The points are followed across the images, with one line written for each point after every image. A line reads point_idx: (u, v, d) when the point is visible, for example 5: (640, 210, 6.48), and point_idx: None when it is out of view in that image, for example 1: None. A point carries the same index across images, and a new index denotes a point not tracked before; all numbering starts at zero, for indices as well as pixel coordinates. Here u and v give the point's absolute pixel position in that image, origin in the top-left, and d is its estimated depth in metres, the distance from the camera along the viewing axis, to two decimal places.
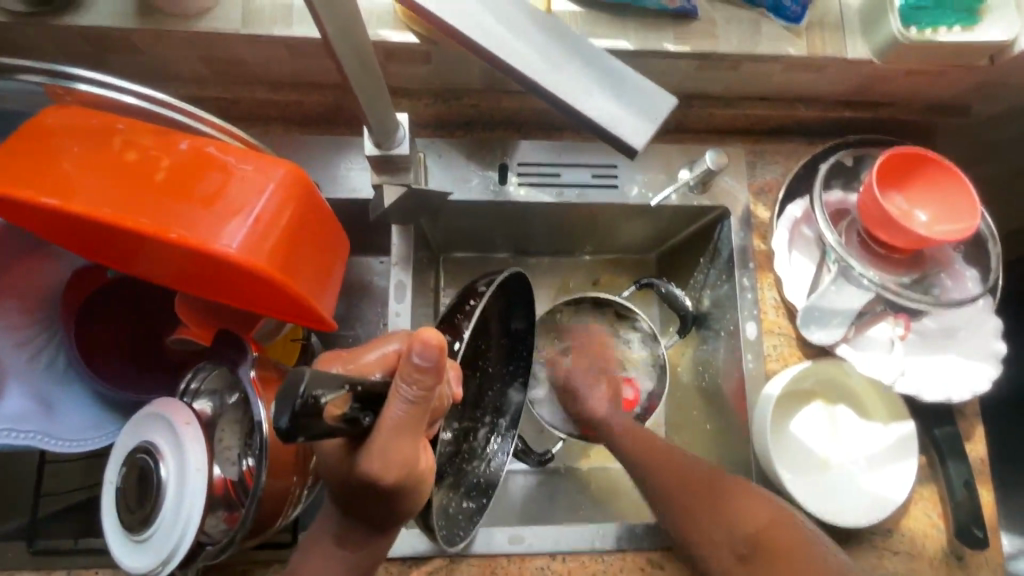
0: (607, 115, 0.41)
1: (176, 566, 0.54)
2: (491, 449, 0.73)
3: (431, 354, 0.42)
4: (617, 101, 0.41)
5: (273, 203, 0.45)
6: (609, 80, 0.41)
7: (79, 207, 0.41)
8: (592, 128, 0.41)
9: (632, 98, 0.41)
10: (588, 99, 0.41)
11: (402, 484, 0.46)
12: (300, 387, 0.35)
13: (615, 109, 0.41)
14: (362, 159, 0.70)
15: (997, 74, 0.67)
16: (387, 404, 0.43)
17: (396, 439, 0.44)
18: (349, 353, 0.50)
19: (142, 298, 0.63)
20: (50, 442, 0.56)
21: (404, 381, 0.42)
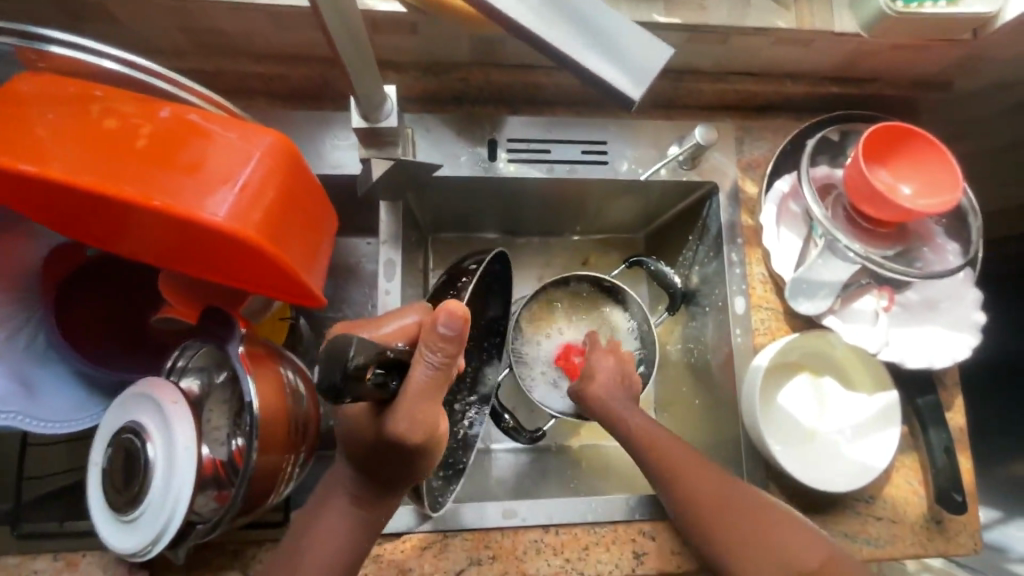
0: (605, 70, 0.37)
1: (166, 546, 0.53)
2: (467, 419, 0.75)
3: (457, 324, 0.42)
4: (614, 55, 0.37)
5: (260, 171, 0.43)
6: (598, 33, 0.37)
7: (56, 173, 0.40)
8: (591, 83, 0.37)
9: (626, 54, 0.37)
10: (584, 51, 0.37)
11: (420, 449, 0.48)
12: (347, 353, 0.36)
13: (612, 64, 0.37)
14: (349, 134, 0.69)
15: (980, 49, 0.68)
16: (412, 370, 0.43)
17: (422, 405, 0.44)
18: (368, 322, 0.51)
19: (125, 277, 0.62)
20: (32, 423, 0.54)
21: (428, 349, 0.43)
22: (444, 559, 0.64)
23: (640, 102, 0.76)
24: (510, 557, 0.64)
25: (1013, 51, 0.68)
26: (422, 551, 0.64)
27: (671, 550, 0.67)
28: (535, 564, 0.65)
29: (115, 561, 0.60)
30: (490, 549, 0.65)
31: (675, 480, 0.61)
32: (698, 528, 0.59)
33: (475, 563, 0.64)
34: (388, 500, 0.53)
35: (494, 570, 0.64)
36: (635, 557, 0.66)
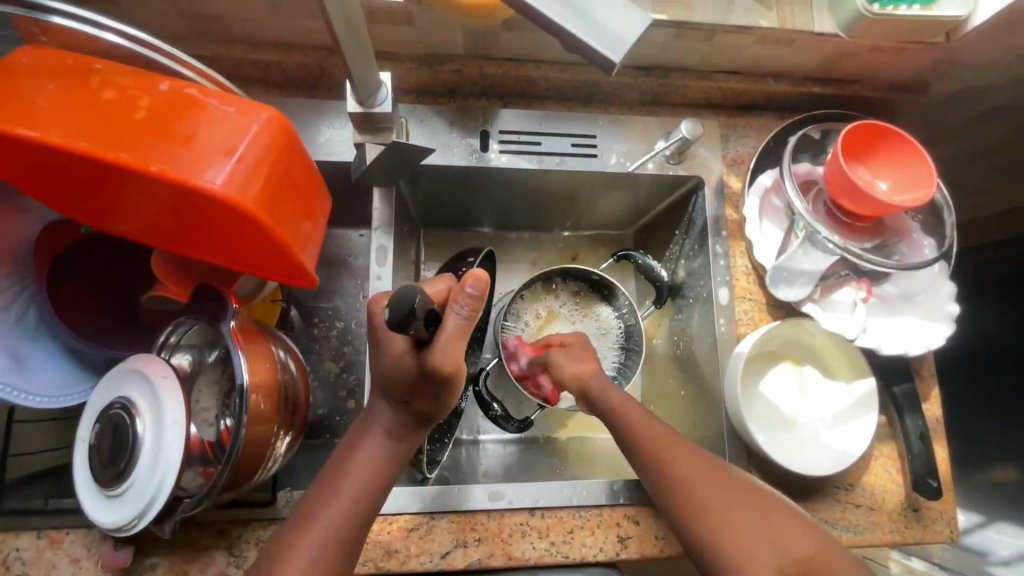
0: (579, 26, 0.32)
1: (152, 520, 0.54)
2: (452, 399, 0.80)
3: (482, 286, 0.47)
4: (590, 11, 0.33)
5: (258, 144, 0.45)
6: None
7: (56, 140, 0.41)
8: (563, 41, 0.32)
9: (600, 18, 0.32)
10: (557, 8, 0.32)
11: (447, 387, 0.53)
12: (412, 294, 0.41)
13: (587, 20, 0.33)
14: (344, 123, 0.71)
15: (953, 53, 0.71)
16: (446, 318, 0.48)
17: (453, 349, 0.49)
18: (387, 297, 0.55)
19: (118, 256, 0.62)
20: (23, 397, 0.54)
21: (457, 304, 0.48)
22: (430, 541, 0.64)
23: (629, 99, 0.78)
24: (495, 539, 0.65)
25: (984, 56, 0.71)
26: (408, 532, 0.64)
27: (655, 535, 0.67)
28: (520, 547, 0.65)
29: (99, 539, 0.60)
30: (476, 531, 0.65)
31: (669, 464, 0.58)
32: (688, 518, 0.56)
33: (461, 545, 0.65)
34: (408, 440, 0.57)
35: (480, 552, 0.65)
36: (620, 540, 0.67)
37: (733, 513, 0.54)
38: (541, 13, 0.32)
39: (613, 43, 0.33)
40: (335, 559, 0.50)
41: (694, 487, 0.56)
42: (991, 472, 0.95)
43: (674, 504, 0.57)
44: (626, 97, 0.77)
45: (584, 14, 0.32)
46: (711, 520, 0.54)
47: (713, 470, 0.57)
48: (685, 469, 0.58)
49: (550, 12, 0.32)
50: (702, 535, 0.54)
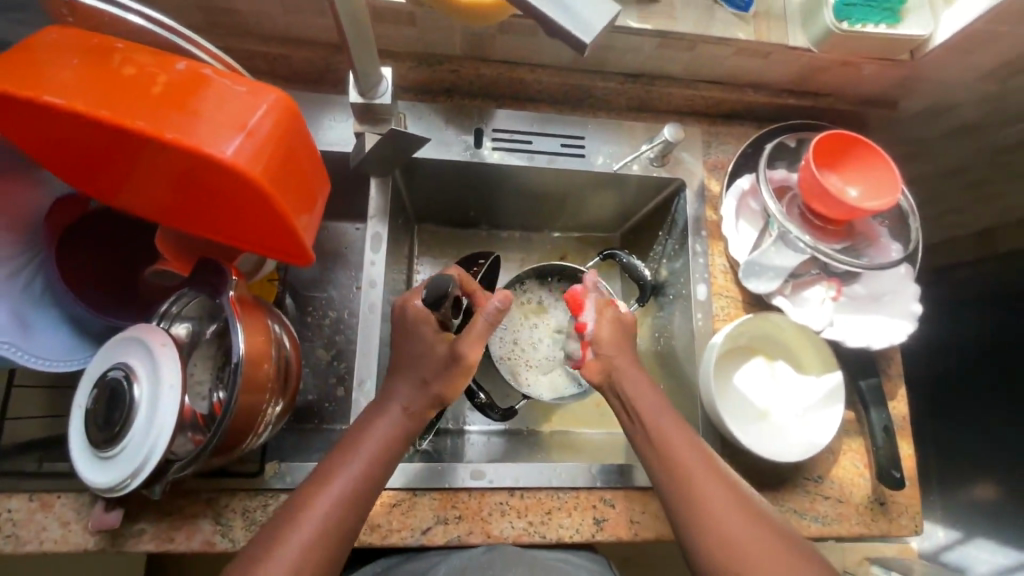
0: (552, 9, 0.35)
1: (144, 481, 0.55)
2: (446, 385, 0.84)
3: (508, 304, 0.58)
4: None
5: (265, 121, 0.48)
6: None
7: (79, 107, 0.44)
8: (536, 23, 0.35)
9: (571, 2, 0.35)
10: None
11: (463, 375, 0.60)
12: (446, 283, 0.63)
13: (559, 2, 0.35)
14: (345, 116, 0.75)
15: (917, 70, 0.76)
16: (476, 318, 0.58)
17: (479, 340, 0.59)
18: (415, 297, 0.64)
19: (123, 231, 0.65)
20: (26, 357, 0.56)
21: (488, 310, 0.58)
22: (412, 517, 0.66)
23: (617, 104, 0.82)
24: (475, 517, 0.67)
25: (946, 75, 0.76)
26: (391, 507, 0.66)
27: (630, 519, 0.70)
28: (499, 526, 0.67)
29: (89, 503, 0.61)
30: (457, 509, 0.67)
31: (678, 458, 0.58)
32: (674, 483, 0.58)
33: (442, 522, 0.67)
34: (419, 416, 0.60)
35: (460, 529, 0.67)
36: (596, 523, 0.69)
37: (722, 503, 0.55)
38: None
39: (582, 28, 0.35)
40: (342, 522, 0.52)
41: (700, 488, 0.56)
42: (970, 490, 0.99)
43: (675, 501, 0.57)
44: (614, 102, 0.82)
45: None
46: (709, 515, 0.55)
47: (713, 468, 0.58)
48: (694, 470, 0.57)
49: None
50: (694, 531, 0.55)
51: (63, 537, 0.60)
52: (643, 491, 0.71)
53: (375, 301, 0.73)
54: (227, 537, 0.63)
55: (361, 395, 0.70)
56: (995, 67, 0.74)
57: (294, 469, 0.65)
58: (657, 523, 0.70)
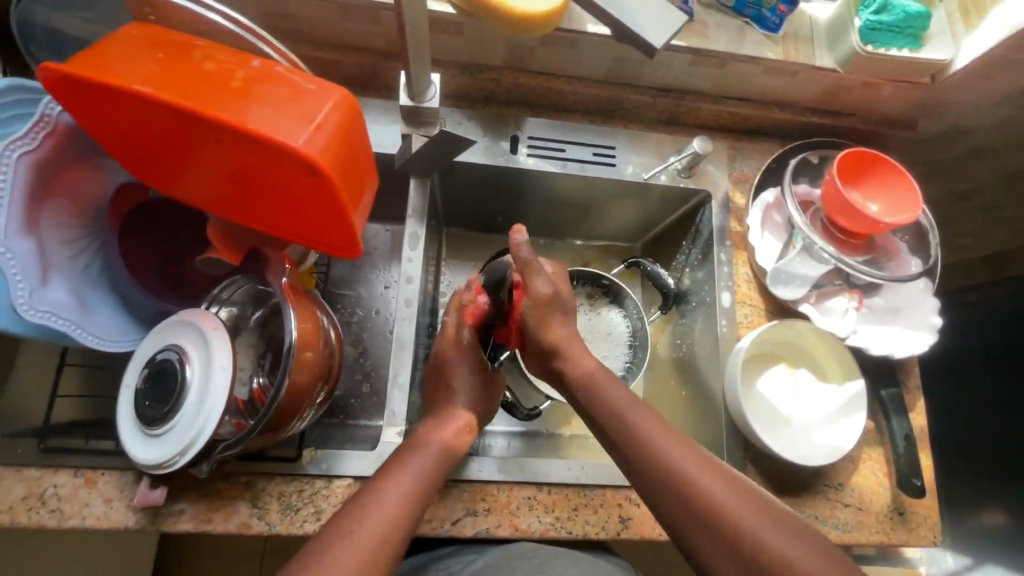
0: None
1: (193, 459, 0.57)
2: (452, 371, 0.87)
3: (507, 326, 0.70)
4: None
5: (334, 115, 0.51)
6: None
7: (166, 97, 0.48)
8: None
9: None
10: None
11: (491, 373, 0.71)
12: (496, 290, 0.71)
13: None
14: (389, 120, 0.78)
15: (938, 93, 0.79)
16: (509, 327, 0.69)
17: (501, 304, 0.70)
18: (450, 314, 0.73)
19: (177, 221, 0.68)
20: (83, 335, 0.59)
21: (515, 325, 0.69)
22: (442, 508, 0.68)
23: (647, 117, 0.86)
24: (504, 510, 0.69)
25: (966, 98, 0.80)
26: None
27: (654, 519, 0.71)
28: (527, 519, 0.69)
29: (132, 482, 0.63)
30: (486, 501, 0.69)
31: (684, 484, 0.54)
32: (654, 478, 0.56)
33: (471, 514, 0.68)
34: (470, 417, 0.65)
35: (489, 522, 0.68)
36: (621, 521, 0.70)
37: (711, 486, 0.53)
38: None
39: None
40: (407, 516, 0.54)
41: (702, 493, 0.53)
42: (979, 516, 0.99)
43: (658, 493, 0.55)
44: (644, 115, 0.85)
45: None
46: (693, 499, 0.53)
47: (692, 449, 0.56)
48: (700, 490, 0.53)
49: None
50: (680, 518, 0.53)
51: (106, 514, 0.62)
52: None
53: (411, 297, 0.75)
54: (263, 520, 0.64)
55: (396, 388, 0.72)
56: (1012, 93, 0.77)
57: (330, 456, 0.67)
58: None
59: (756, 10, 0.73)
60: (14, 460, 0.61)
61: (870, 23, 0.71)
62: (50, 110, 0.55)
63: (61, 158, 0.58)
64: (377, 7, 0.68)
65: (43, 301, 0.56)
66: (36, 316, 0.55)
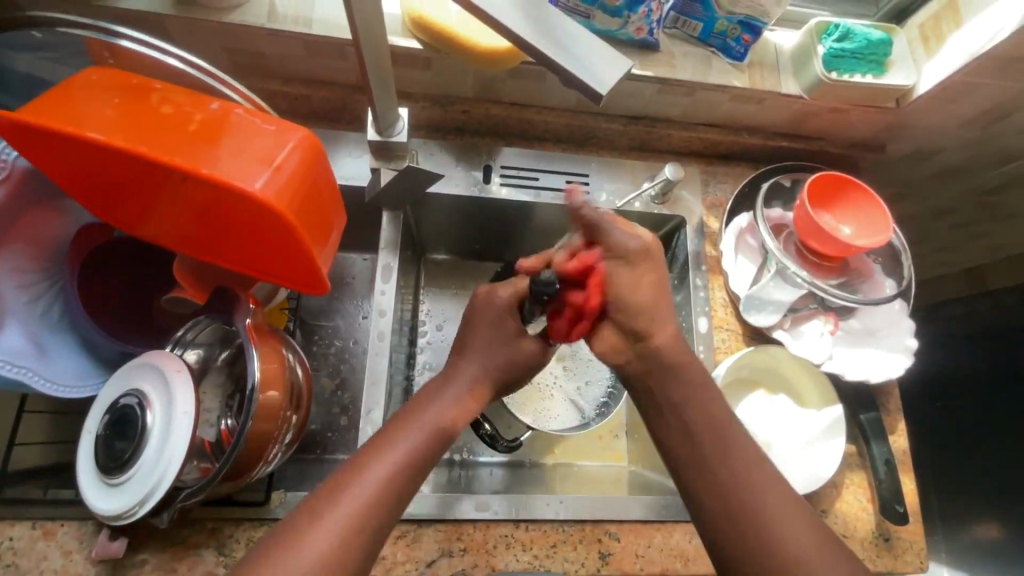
0: (572, 61, 0.38)
1: (152, 508, 0.55)
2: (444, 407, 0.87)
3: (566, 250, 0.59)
4: (580, 50, 0.38)
5: (293, 157, 0.51)
6: (562, 30, 0.38)
7: (119, 143, 0.47)
8: (556, 73, 0.38)
9: (588, 57, 0.38)
10: (553, 46, 0.38)
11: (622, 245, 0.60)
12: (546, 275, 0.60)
13: (577, 57, 0.38)
14: (360, 152, 0.78)
15: (903, 118, 0.81)
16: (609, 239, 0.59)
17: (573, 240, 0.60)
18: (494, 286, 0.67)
19: (143, 260, 0.68)
20: (39, 381, 0.57)
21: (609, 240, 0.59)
22: (417, 549, 0.66)
23: (619, 144, 0.86)
24: (480, 549, 0.67)
25: (931, 121, 0.81)
26: (396, 539, 0.66)
27: (634, 553, 0.69)
28: (504, 558, 0.67)
29: (91, 533, 0.61)
30: (461, 541, 0.67)
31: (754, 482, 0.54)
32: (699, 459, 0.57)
33: (447, 554, 0.66)
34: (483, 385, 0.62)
35: (465, 563, 0.66)
36: (601, 557, 0.69)
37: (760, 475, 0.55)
38: (536, 49, 0.37)
39: (595, 78, 0.38)
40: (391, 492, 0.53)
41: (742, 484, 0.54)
42: (972, 531, 0.99)
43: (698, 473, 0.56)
44: (616, 143, 0.86)
45: (573, 52, 0.38)
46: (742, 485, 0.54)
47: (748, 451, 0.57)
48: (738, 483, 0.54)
49: (540, 45, 0.37)
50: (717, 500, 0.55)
51: (64, 568, 0.59)
52: (649, 524, 0.71)
53: (384, 331, 0.74)
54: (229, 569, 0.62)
55: (368, 426, 0.70)
56: (976, 114, 0.78)
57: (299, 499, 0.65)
58: (662, 556, 0.69)
59: (721, 40, 0.74)
60: None
61: (833, 51, 0.72)
62: (5, 155, 0.54)
63: (17, 203, 0.57)
64: (343, 43, 0.69)
65: None
66: None
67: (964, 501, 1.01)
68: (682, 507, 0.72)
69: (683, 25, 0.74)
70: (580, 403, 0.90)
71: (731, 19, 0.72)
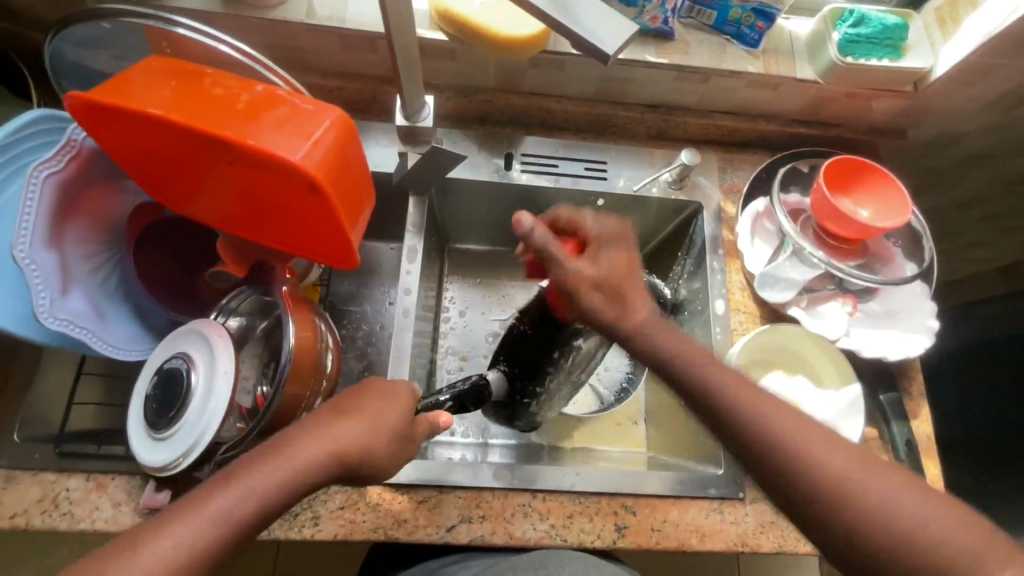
0: (577, 24, 0.41)
1: (195, 460, 0.60)
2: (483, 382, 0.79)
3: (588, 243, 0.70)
4: (587, 16, 0.42)
5: (329, 133, 0.55)
6: (584, 7, 0.42)
7: (176, 120, 0.52)
8: (560, 33, 0.41)
9: (594, 23, 0.42)
10: (561, 9, 0.41)
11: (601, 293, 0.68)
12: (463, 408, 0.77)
13: (584, 21, 0.41)
14: (388, 141, 0.83)
15: (923, 102, 0.81)
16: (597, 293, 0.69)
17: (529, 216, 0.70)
18: (366, 401, 0.56)
19: (189, 236, 0.73)
20: (99, 343, 0.63)
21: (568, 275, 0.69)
22: (438, 514, 0.69)
23: (638, 133, 0.89)
24: (498, 517, 0.69)
25: (951, 104, 0.81)
26: (418, 504, 0.69)
27: (651, 527, 0.71)
28: (522, 527, 0.69)
29: (139, 486, 0.65)
30: (480, 508, 0.69)
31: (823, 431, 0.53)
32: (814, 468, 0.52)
33: (466, 520, 0.69)
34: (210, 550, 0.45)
35: (484, 529, 0.69)
36: (617, 529, 0.70)
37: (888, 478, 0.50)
38: (546, 12, 0.41)
39: (606, 44, 0.41)
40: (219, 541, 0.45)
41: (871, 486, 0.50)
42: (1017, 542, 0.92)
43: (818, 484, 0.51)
44: (634, 131, 0.88)
45: (580, 17, 0.41)
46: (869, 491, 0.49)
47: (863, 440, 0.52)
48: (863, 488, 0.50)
49: (570, 24, 0.41)
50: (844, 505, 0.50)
51: (114, 518, 0.64)
52: (665, 499, 0.72)
53: (409, 308, 0.78)
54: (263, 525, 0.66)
55: None
56: (998, 96, 0.78)
57: None
58: (679, 532, 0.70)
59: (735, 28, 0.77)
60: (32, 464, 0.65)
61: (847, 37, 0.74)
62: (76, 136, 0.60)
63: (84, 181, 0.63)
64: (374, 37, 0.74)
65: (64, 311, 0.61)
66: (55, 325, 0.59)
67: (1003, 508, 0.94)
68: (698, 484, 0.73)
69: (698, 14, 0.77)
70: (599, 390, 0.94)
71: (745, 7, 0.74)
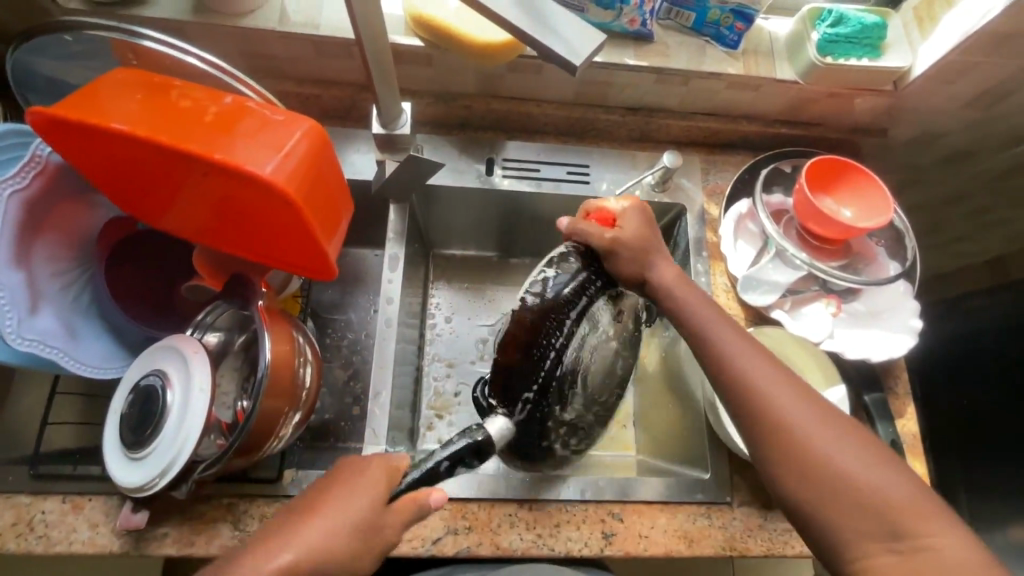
0: (544, 32, 0.41)
1: (171, 479, 0.59)
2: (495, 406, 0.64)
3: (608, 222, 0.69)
4: (553, 23, 0.41)
5: (300, 145, 0.54)
6: (551, 15, 0.41)
7: (142, 133, 0.51)
8: (526, 42, 0.41)
9: (561, 31, 0.41)
10: (525, 19, 0.41)
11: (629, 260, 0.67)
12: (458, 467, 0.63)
13: (550, 29, 0.41)
14: (367, 148, 0.82)
15: (902, 101, 0.81)
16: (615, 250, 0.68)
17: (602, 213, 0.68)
18: (335, 490, 0.53)
19: (164, 249, 0.72)
20: (70, 361, 0.62)
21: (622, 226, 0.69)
22: (423, 526, 0.68)
23: (620, 136, 0.88)
24: (483, 528, 0.68)
25: (931, 103, 0.81)
26: None
27: (638, 533, 0.70)
28: (508, 537, 0.68)
29: (117, 507, 0.64)
30: (466, 519, 0.69)
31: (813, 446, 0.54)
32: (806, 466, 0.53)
33: (451, 532, 0.68)
34: None
35: (469, 540, 0.68)
36: (604, 537, 0.69)
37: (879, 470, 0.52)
38: (511, 22, 0.40)
39: (575, 54, 0.41)
40: None
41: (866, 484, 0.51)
42: (1006, 535, 0.91)
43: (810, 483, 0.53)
44: (616, 134, 0.88)
45: (547, 25, 0.41)
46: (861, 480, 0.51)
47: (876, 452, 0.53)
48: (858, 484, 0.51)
49: (538, 35, 0.40)
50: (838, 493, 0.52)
51: (91, 540, 0.63)
52: (651, 504, 0.71)
53: (392, 317, 0.77)
54: None
55: (376, 407, 0.72)
56: (976, 95, 0.78)
57: (310, 476, 0.68)
58: (667, 539, 0.70)
59: (714, 29, 0.76)
60: (6, 486, 0.63)
61: (827, 37, 0.74)
62: (41, 151, 0.59)
63: (52, 195, 0.62)
64: (348, 44, 0.73)
65: (32, 330, 0.59)
66: (24, 345, 0.58)
67: (993, 502, 0.93)
68: (685, 488, 0.72)
69: (676, 15, 0.76)
70: None
71: (723, 8, 0.74)
